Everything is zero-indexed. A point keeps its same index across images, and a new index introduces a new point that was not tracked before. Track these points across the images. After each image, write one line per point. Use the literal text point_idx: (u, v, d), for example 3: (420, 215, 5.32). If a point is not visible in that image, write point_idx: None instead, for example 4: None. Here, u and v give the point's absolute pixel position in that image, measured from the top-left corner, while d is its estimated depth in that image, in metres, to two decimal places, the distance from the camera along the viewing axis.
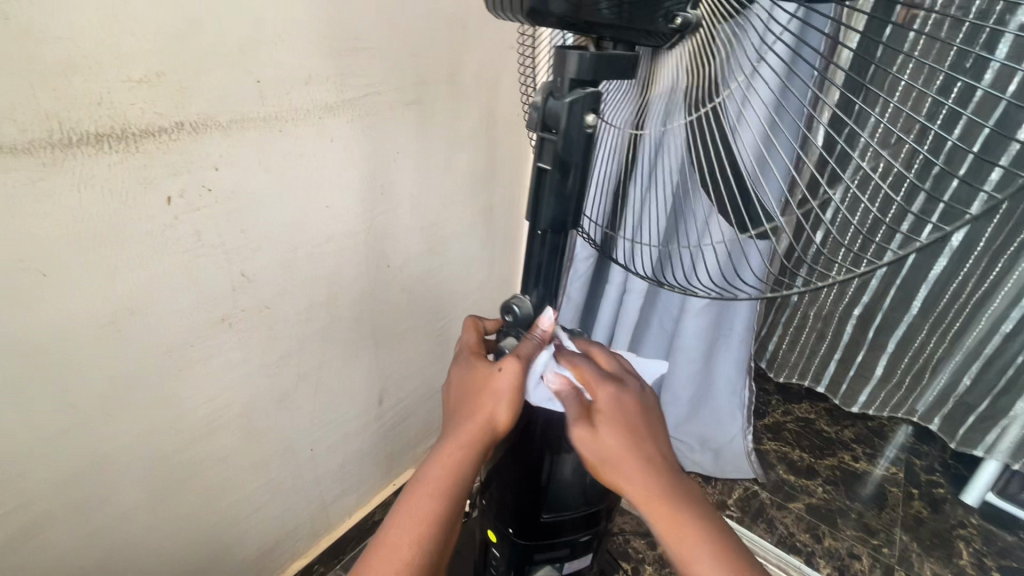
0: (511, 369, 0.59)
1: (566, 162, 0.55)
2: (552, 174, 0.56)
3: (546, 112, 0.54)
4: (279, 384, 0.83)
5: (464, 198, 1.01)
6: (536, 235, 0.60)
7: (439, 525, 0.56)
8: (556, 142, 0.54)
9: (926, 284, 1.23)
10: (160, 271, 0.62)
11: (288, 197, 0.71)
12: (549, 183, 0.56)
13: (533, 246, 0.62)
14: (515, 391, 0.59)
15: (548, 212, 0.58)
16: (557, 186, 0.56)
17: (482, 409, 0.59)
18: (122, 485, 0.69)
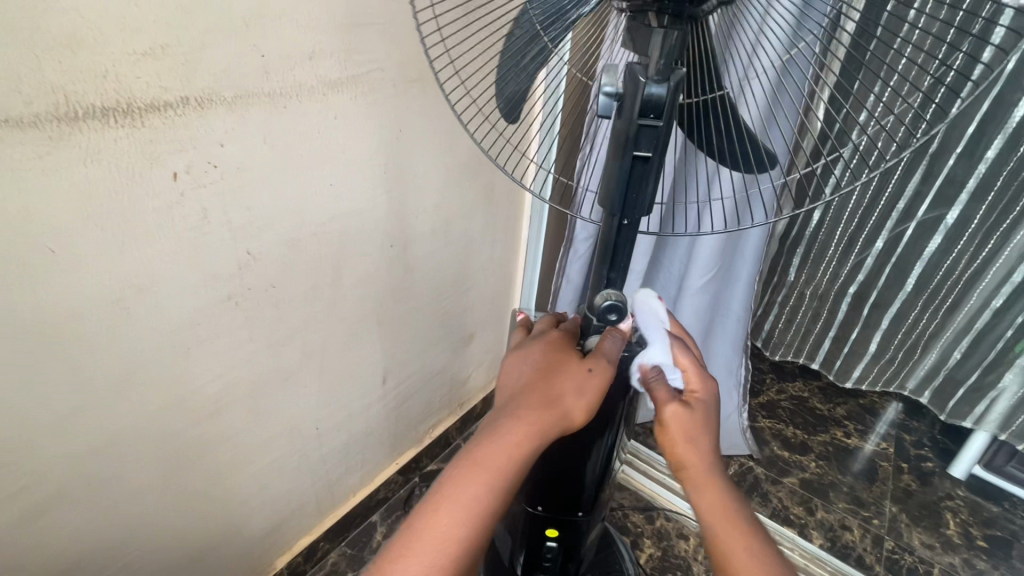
0: (599, 373, 0.59)
1: (667, 145, 0.45)
2: (654, 162, 0.45)
3: (647, 96, 0.42)
4: (286, 363, 0.83)
5: (467, 177, 1.01)
6: (624, 227, 0.50)
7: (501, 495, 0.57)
8: (660, 129, 0.43)
9: (921, 262, 1.26)
10: (168, 249, 0.62)
11: (293, 175, 0.71)
12: (645, 172, 0.46)
13: (620, 239, 0.51)
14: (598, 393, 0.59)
15: (650, 196, 0.47)
16: (660, 170, 0.46)
17: (560, 399, 0.60)
18: (135, 461, 0.70)
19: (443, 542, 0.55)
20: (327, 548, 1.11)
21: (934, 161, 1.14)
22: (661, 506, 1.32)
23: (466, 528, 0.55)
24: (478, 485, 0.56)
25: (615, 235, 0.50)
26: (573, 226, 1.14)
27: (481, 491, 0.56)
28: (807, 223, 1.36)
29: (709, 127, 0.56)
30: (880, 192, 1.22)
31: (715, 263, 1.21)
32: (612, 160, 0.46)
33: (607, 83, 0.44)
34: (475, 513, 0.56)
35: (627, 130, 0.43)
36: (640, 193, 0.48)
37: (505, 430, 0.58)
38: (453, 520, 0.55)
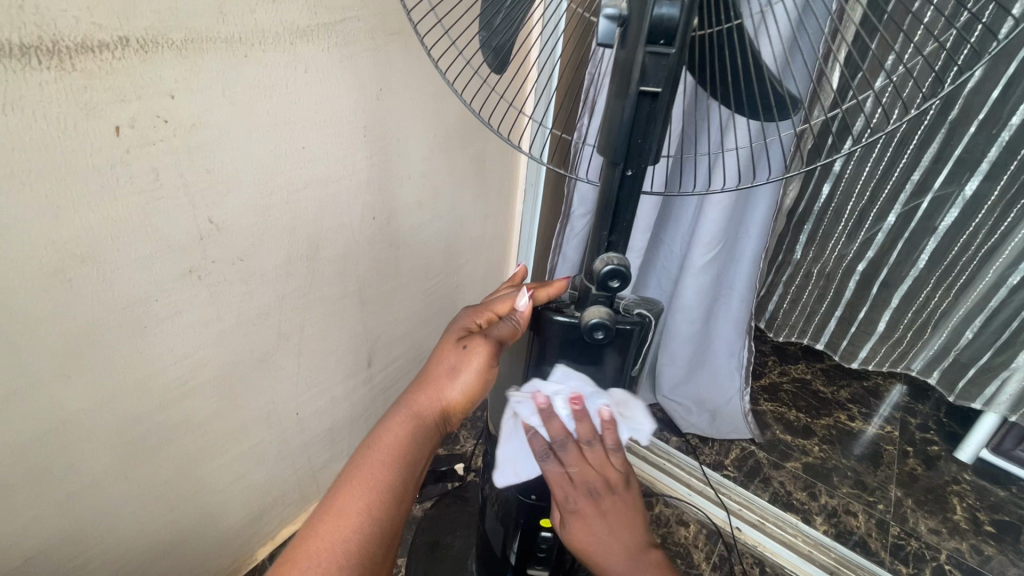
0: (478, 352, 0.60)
1: (677, 78, 0.38)
2: (663, 99, 0.38)
3: (656, 17, 0.34)
4: (259, 344, 0.77)
5: (456, 145, 0.94)
6: (627, 179, 0.43)
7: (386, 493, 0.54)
8: (670, 58, 0.36)
9: (935, 238, 1.19)
10: (114, 216, 0.55)
11: (259, 135, 0.64)
12: (652, 112, 0.39)
13: (622, 194, 0.44)
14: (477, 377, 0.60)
15: (656, 143, 0.40)
16: (668, 111, 0.39)
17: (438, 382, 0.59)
18: (91, 450, 0.64)
19: (337, 536, 0.51)
20: None
21: (953, 129, 1.07)
22: (661, 492, 1.28)
23: (359, 511, 0.52)
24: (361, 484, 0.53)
25: (617, 188, 0.44)
26: (570, 191, 1.07)
27: (380, 469, 0.54)
28: (816, 197, 1.29)
29: (724, 71, 0.48)
30: (894, 164, 1.15)
31: (718, 241, 1.15)
32: (612, 99, 0.39)
33: (609, 4, 0.36)
34: (371, 492, 0.53)
35: (631, 59, 0.36)
36: (646, 139, 0.41)
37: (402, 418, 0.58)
38: (350, 502, 0.52)
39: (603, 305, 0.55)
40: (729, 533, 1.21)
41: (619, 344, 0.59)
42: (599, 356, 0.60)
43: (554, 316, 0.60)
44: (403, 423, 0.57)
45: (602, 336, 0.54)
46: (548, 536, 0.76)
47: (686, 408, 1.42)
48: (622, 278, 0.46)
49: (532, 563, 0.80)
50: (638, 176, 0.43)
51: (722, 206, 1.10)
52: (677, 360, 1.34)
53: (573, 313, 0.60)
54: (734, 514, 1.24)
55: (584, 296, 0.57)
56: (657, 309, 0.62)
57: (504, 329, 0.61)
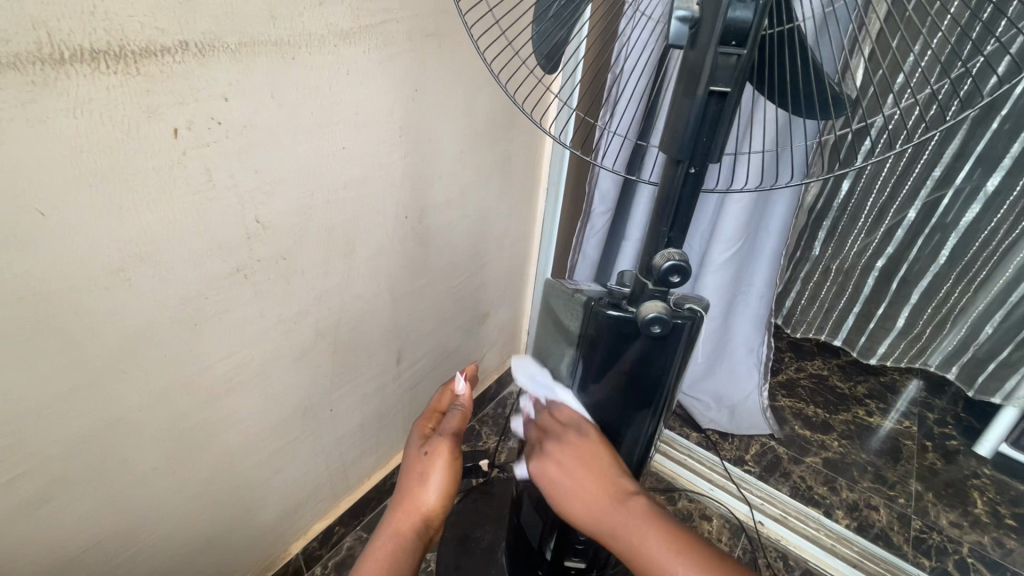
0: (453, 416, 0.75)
1: (744, 80, 0.39)
2: (731, 98, 0.39)
3: (731, 18, 0.35)
4: (298, 342, 0.79)
5: (484, 145, 0.95)
6: (691, 176, 0.44)
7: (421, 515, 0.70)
8: (741, 58, 0.37)
9: (956, 233, 1.20)
10: (172, 215, 0.56)
11: (304, 136, 0.65)
12: (720, 110, 0.40)
13: (685, 191, 0.45)
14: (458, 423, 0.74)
15: (723, 141, 0.41)
16: (734, 111, 0.40)
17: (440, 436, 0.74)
18: (142, 445, 0.65)
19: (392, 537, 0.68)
20: (342, 533, 1.08)
21: (976, 125, 1.07)
22: (682, 487, 1.29)
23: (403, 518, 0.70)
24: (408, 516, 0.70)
25: (679, 186, 0.45)
26: (593, 183, 1.06)
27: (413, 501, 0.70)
28: (835, 193, 1.29)
29: (780, 72, 0.49)
30: (915, 159, 1.16)
31: (739, 237, 1.16)
32: (681, 98, 0.40)
33: (680, 6, 0.37)
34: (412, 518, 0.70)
35: (702, 61, 0.37)
36: (711, 138, 0.42)
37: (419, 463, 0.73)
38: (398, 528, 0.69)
39: (658, 300, 0.56)
40: (752, 528, 1.22)
41: (668, 340, 0.60)
42: (646, 351, 0.61)
43: (607, 310, 0.61)
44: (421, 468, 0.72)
45: (659, 330, 0.55)
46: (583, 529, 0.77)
47: (705, 403, 1.43)
48: (683, 274, 0.46)
49: (569, 555, 0.81)
50: (702, 173, 0.43)
51: (743, 204, 1.11)
52: (696, 356, 1.35)
53: (626, 308, 0.61)
54: (756, 509, 1.24)
55: (638, 291, 0.58)
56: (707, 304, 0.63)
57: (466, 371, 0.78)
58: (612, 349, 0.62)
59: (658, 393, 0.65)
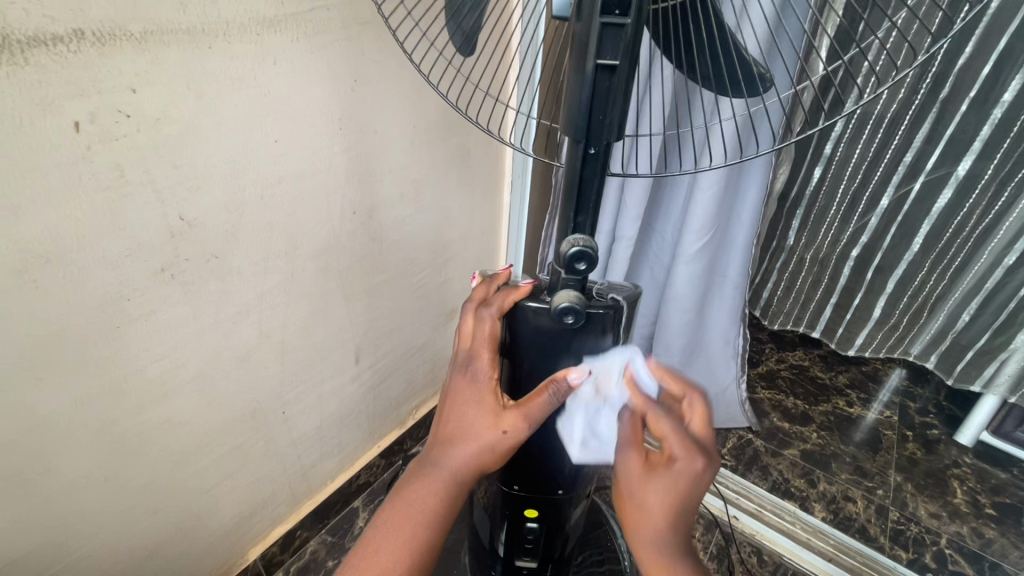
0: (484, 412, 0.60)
1: (633, 56, 0.40)
2: (621, 73, 0.40)
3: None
4: (240, 343, 0.77)
5: (438, 137, 0.92)
6: (590, 157, 0.45)
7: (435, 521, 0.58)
8: (625, 29, 0.38)
9: (929, 219, 1.17)
10: (81, 213, 0.54)
11: (231, 129, 0.63)
12: (613, 86, 0.41)
13: (585, 172, 0.46)
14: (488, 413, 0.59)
15: (616, 120, 0.42)
16: (626, 88, 0.41)
17: (464, 433, 0.59)
18: (69, 450, 0.64)
19: (423, 493, 0.58)
20: (306, 536, 1.06)
21: (945, 108, 1.05)
22: None
23: (441, 476, 0.58)
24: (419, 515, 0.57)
25: (580, 168, 0.46)
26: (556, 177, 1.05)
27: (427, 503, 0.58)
28: (807, 180, 1.27)
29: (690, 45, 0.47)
30: (885, 146, 1.14)
31: (710, 227, 1.14)
32: (574, 74, 0.41)
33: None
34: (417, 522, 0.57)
35: (588, 33, 0.38)
36: (605, 116, 0.42)
37: (456, 416, 0.60)
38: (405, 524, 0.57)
39: (573, 289, 0.55)
40: (726, 523, 1.20)
41: (590, 329, 0.60)
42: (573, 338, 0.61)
43: (526, 301, 0.60)
44: (455, 419, 0.60)
45: (573, 321, 0.54)
46: (529, 528, 0.76)
47: None
48: (587, 259, 0.47)
49: (519, 555, 0.79)
50: (601, 154, 0.44)
51: (710, 193, 1.08)
52: (672, 350, 1.32)
53: (544, 298, 0.61)
54: (731, 503, 1.22)
55: (555, 281, 0.57)
56: (629, 293, 0.64)
57: (482, 291, 0.63)
58: (534, 338, 0.61)
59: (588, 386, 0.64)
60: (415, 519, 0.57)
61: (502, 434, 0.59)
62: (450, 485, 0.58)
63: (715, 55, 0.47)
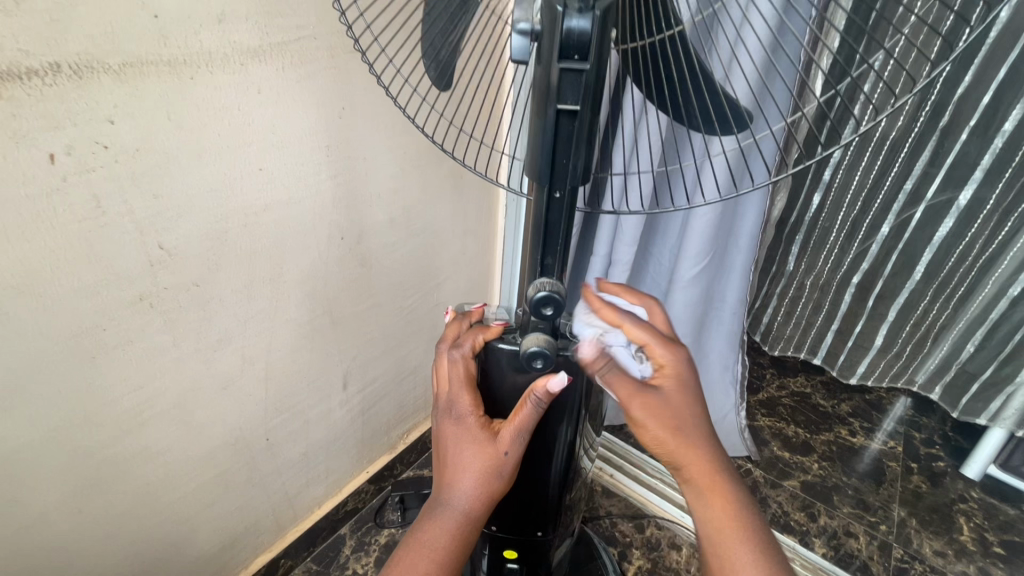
0: (479, 443, 0.57)
1: (596, 101, 0.40)
2: (582, 117, 0.41)
3: (569, 32, 0.36)
4: (221, 371, 0.75)
5: (430, 161, 0.92)
6: (555, 200, 0.45)
7: (449, 557, 0.56)
8: (585, 73, 0.38)
9: (930, 248, 1.15)
10: (55, 244, 0.54)
11: (212, 158, 0.62)
12: (575, 130, 0.41)
13: (550, 215, 0.46)
14: (482, 441, 0.57)
15: (579, 164, 0.43)
16: (589, 131, 0.41)
17: (461, 469, 0.57)
18: (38, 482, 0.62)
19: (440, 535, 0.56)
20: (289, 565, 1.03)
21: (945, 137, 1.04)
22: (651, 513, 1.23)
23: (454, 514, 0.57)
24: (428, 557, 0.56)
25: (545, 211, 0.46)
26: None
27: (438, 541, 0.56)
28: (806, 207, 1.26)
29: (670, 85, 0.47)
30: (885, 172, 1.12)
31: (706, 252, 1.12)
32: (537, 117, 0.41)
33: (522, 20, 0.39)
34: (430, 561, 0.56)
35: (549, 76, 0.39)
36: (569, 160, 0.43)
37: (451, 451, 0.58)
38: (416, 565, 0.55)
39: (544, 333, 0.54)
40: None
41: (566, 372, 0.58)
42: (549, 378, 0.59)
43: (497, 343, 0.59)
44: (452, 457, 0.58)
45: (542, 366, 0.52)
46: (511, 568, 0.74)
47: None
48: (553, 304, 0.47)
49: None
50: (566, 197, 0.45)
51: (706, 219, 1.07)
52: None
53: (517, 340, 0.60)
54: None
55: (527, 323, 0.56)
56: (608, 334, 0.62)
57: (455, 332, 0.62)
58: (509, 375, 0.59)
59: (568, 420, 0.63)
60: (443, 560, 0.56)
61: (503, 455, 0.57)
62: (463, 518, 0.57)
63: (694, 97, 0.47)
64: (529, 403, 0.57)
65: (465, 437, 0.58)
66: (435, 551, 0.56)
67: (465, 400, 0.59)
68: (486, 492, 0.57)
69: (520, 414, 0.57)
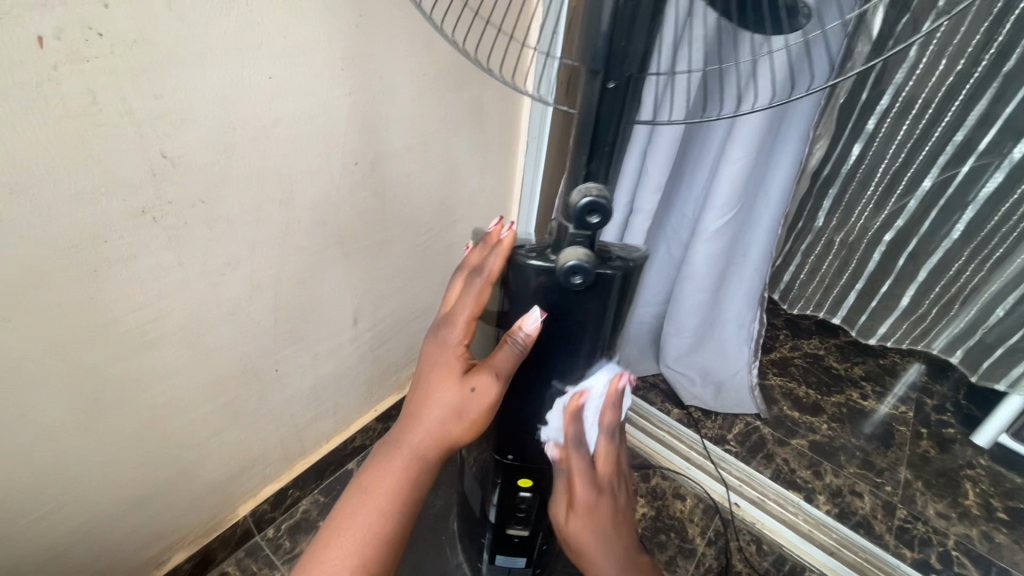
0: (448, 377, 0.57)
1: None
2: None
3: None
4: (230, 297, 0.73)
5: (450, 87, 0.85)
6: (609, 91, 0.43)
7: (411, 485, 0.58)
8: None
9: (975, 205, 1.08)
10: (48, 142, 0.50)
11: (218, 60, 0.57)
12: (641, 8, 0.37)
13: (603, 108, 0.44)
14: (454, 375, 0.57)
15: (642, 48, 0.40)
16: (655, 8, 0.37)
17: (429, 400, 0.58)
18: (42, 397, 0.61)
19: (401, 459, 0.58)
20: (298, 496, 1.04)
21: (1008, 84, 0.96)
22: (658, 464, 1.23)
23: (417, 441, 0.58)
24: (387, 483, 0.57)
25: (598, 103, 0.44)
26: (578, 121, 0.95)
27: (400, 466, 0.58)
28: (844, 159, 1.17)
29: None
30: (935, 121, 1.04)
31: (734, 203, 1.07)
32: None
33: None
34: (392, 486, 0.57)
35: None
36: (629, 44, 0.40)
37: (418, 387, 0.60)
38: (375, 487, 0.58)
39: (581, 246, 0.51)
40: (726, 509, 1.16)
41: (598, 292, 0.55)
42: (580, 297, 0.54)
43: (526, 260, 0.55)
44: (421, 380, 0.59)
45: (581, 281, 0.49)
46: (523, 503, 0.73)
47: (690, 379, 1.36)
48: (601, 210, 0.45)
49: (511, 525, 0.76)
50: (620, 88, 0.42)
51: (738, 167, 1.01)
52: (684, 330, 1.27)
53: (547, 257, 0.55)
54: (733, 490, 1.18)
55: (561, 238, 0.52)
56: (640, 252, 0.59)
57: (474, 253, 0.58)
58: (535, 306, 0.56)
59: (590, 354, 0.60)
60: (400, 486, 0.58)
61: (471, 393, 0.56)
62: (426, 446, 0.58)
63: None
64: (506, 343, 0.56)
65: (438, 366, 0.58)
66: (398, 476, 0.58)
67: (441, 330, 0.59)
68: (455, 425, 0.57)
69: (496, 355, 0.57)
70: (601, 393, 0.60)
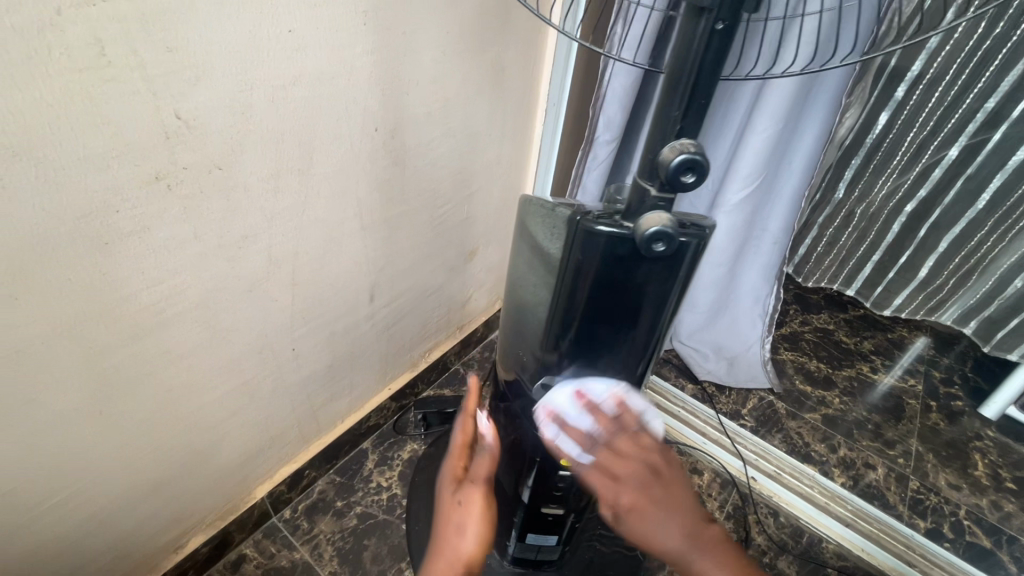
0: (448, 498, 0.60)
1: None
2: None
3: None
4: (248, 272, 0.68)
5: (473, 48, 0.80)
6: (717, 33, 0.39)
7: None
8: None
9: (1003, 173, 1.05)
10: (50, 97, 0.44)
11: (236, 8, 0.52)
12: None
13: (709, 52, 0.40)
14: (450, 501, 0.60)
15: None
16: None
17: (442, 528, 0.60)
18: (53, 380, 0.56)
19: None
20: (313, 476, 1.02)
21: None
22: (674, 440, 1.23)
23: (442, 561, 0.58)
24: None
25: (702, 46, 0.40)
26: (604, 75, 0.89)
27: None
28: (869, 128, 1.14)
29: None
30: (966, 88, 0.99)
31: (757, 175, 1.03)
32: None
33: None
34: None
35: None
36: None
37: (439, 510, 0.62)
38: None
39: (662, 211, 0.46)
40: (743, 484, 1.16)
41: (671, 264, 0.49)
42: (640, 278, 0.50)
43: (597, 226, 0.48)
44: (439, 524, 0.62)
45: (663, 248, 0.44)
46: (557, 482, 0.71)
47: (703, 354, 1.35)
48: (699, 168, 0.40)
49: (544, 504, 0.74)
50: (732, 29, 0.39)
51: (765, 137, 0.97)
52: (699, 306, 1.25)
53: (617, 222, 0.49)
54: (750, 465, 1.18)
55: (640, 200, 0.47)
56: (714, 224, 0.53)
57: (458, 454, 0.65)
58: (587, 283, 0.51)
59: (637, 331, 0.56)
60: None
61: (463, 506, 0.59)
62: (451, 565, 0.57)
63: None
64: (478, 456, 0.62)
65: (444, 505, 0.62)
66: None
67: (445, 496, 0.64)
68: (462, 539, 0.57)
69: (477, 468, 0.61)
70: (568, 410, 0.57)
